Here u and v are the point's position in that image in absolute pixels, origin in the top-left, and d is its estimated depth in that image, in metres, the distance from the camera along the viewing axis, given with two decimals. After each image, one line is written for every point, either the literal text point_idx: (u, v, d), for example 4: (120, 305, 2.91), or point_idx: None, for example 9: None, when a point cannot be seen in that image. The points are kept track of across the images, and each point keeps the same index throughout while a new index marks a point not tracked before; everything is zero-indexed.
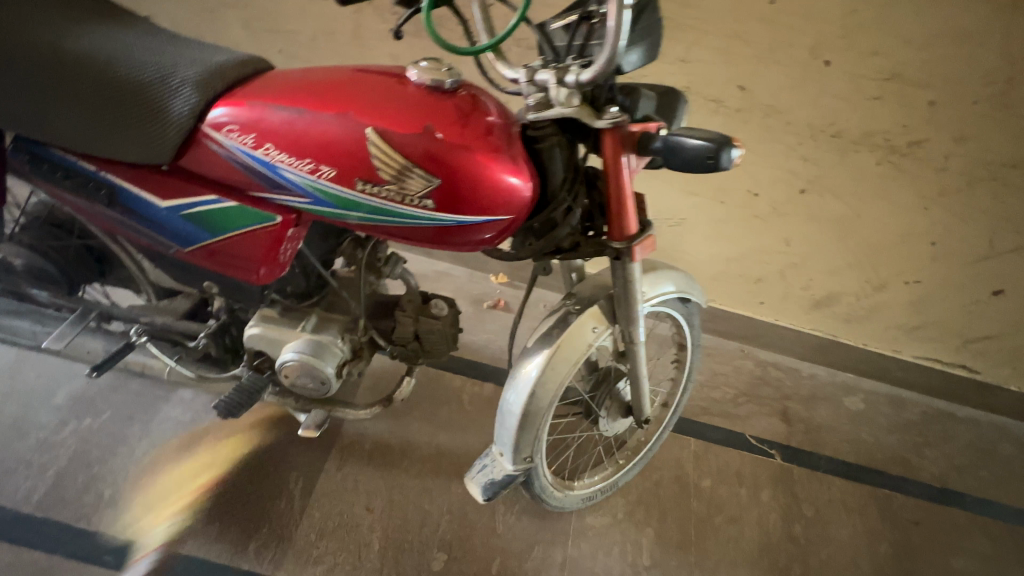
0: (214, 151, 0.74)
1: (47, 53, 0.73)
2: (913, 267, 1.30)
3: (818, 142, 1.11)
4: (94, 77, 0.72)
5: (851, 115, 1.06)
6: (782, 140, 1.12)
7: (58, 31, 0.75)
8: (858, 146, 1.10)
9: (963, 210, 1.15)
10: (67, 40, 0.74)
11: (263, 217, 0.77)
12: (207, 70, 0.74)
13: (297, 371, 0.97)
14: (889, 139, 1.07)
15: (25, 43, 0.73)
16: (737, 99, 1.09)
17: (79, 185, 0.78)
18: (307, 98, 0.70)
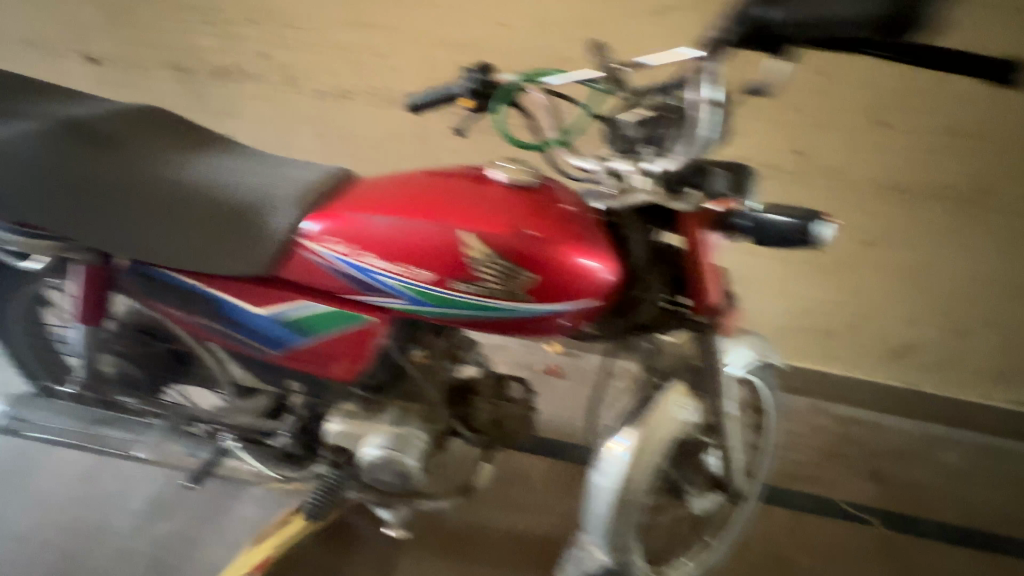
0: (309, 259, 0.77)
1: (163, 183, 0.80)
2: (994, 309, 1.26)
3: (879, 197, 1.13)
4: (205, 201, 0.79)
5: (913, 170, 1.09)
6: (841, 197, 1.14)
7: (172, 163, 0.82)
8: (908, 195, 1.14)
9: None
10: (178, 169, 0.81)
11: (354, 317, 0.80)
12: (305, 187, 0.80)
13: (379, 467, 0.97)
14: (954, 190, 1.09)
15: (142, 175, 0.80)
16: (791, 163, 1.13)
17: (185, 300, 0.83)
18: (404, 207, 0.75)
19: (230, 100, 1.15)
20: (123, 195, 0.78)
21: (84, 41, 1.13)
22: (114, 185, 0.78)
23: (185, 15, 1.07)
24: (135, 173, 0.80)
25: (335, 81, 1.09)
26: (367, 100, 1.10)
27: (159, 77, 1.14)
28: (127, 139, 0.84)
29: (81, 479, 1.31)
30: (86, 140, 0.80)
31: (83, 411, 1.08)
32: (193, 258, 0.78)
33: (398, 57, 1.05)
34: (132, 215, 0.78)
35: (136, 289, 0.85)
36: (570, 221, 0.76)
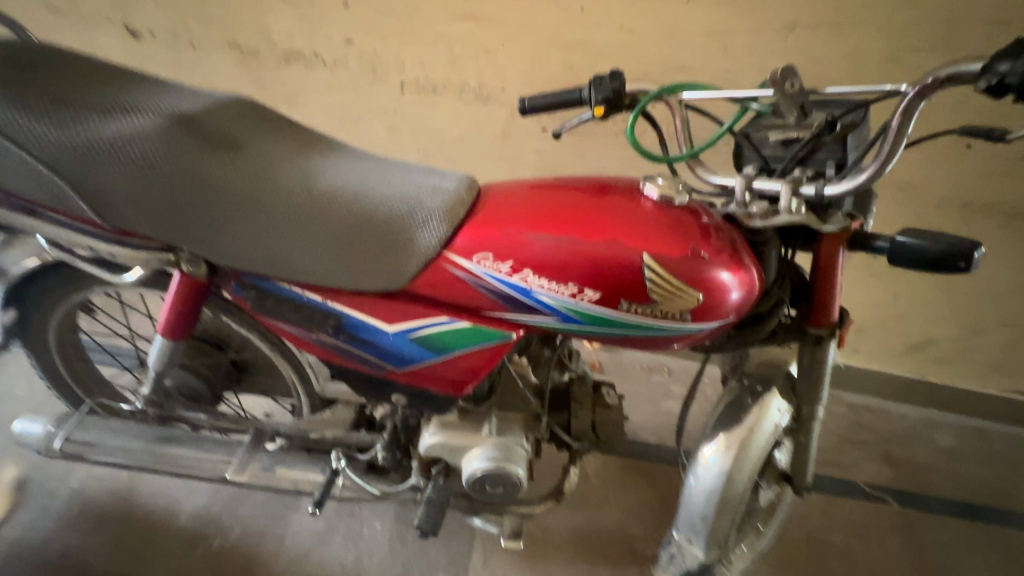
0: (457, 276, 0.73)
1: (291, 190, 0.73)
2: (1010, 310, 1.40)
3: (947, 211, 1.19)
4: (341, 211, 0.72)
5: (981, 188, 1.15)
6: (908, 209, 1.20)
7: (296, 168, 0.76)
8: (982, 213, 1.18)
9: None
10: (302, 173, 0.75)
11: (496, 334, 0.77)
12: (446, 197, 0.75)
13: (485, 478, 0.95)
14: (1013, 207, 1.16)
15: (266, 180, 0.73)
16: None
17: (306, 317, 0.76)
18: (562, 222, 0.71)
19: (305, 88, 1.12)
20: (243, 199, 0.71)
21: (164, 25, 1.11)
22: (234, 188, 0.71)
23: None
24: (256, 175, 0.72)
25: (423, 73, 1.06)
26: (457, 94, 1.08)
27: (235, 64, 1.12)
28: (239, 138, 0.76)
29: (117, 496, 1.20)
30: (198, 137, 0.72)
31: (143, 430, 0.98)
32: (326, 271, 0.72)
33: (500, 52, 1.03)
34: (257, 226, 0.71)
35: (246, 304, 0.77)
36: (722, 240, 0.77)
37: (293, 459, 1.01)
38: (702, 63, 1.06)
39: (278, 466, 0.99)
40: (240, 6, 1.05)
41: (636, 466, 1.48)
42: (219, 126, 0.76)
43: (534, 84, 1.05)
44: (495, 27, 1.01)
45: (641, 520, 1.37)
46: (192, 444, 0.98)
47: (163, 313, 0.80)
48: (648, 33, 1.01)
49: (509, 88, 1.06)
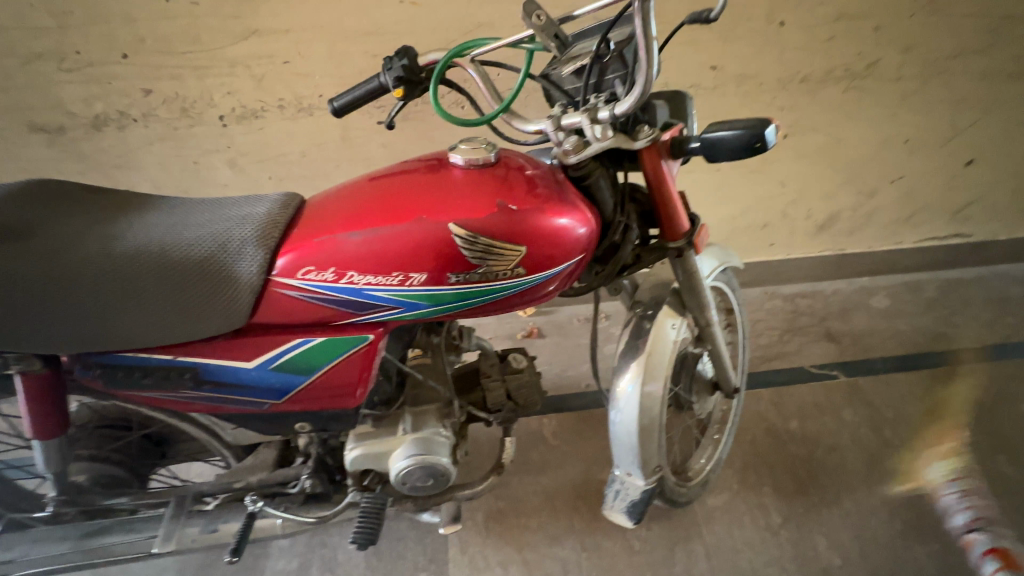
0: (290, 297, 0.72)
1: (92, 259, 0.70)
2: (877, 157, 1.54)
3: (790, 89, 1.34)
4: (150, 267, 0.71)
5: (813, 60, 1.31)
6: (737, 95, 1.31)
7: (99, 237, 0.73)
8: (822, 83, 1.35)
9: (894, 99, 1.43)
10: (105, 241, 0.73)
11: (353, 341, 0.77)
12: (257, 223, 0.74)
13: (412, 473, 0.95)
14: (849, 68, 1.34)
15: (64, 257, 0.70)
16: (712, 77, 1.28)
17: (161, 378, 0.75)
18: (373, 215, 0.71)
19: (128, 148, 1.12)
20: (39, 284, 0.68)
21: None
22: (27, 276, 0.68)
23: (54, 71, 1.02)
24: (50, 256, 0.70)
25: (236, 101, 1.08)
26: (278, 112, 1.11)
27: (45, 145, 1.10)
28: (34, 224, 0.74)
29: None
30: None
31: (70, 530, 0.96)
32: (150, 330, 0.71)
33: (301, 60, 1.06)
34: (67, 306, 0.68)
35: (98, 383, 0.76)
36: (543, 185, 0.77)
37: (229, 512, 1.00)
38: (499, 20, 1.10)
39: (218, 523, 0.99)
40: (24, 87, 1.03)
41: (589, 416, 1.52)
42: (6, 219, 0.73)
43: (347, 82, 1.09)
44: (288, 37, 1.04)
45: (604, 465, 1.41)
46: (123, 528, 0.98)
47: (30, 413, 0.76)
48: (431, 2, 1.04)
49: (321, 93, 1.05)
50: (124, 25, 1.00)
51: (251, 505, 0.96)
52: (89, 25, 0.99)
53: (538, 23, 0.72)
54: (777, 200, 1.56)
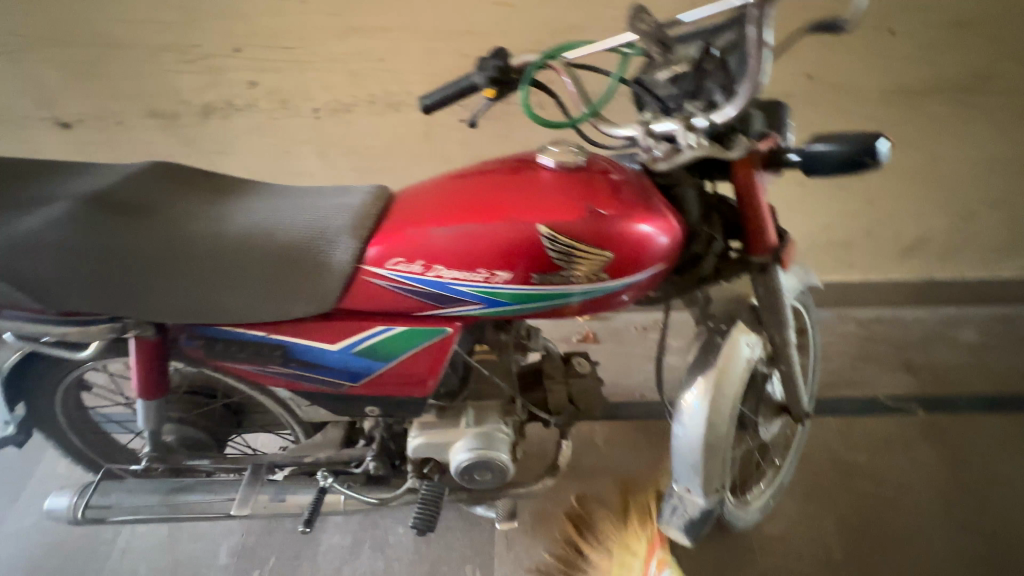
0: (377, 286, 0.76)
1: (207, 239, 0.75)
2: (980, 178, 1.42)
3: (888, 102, 1.27)
4: (257, 249, 0.75)
5: (916, 71, 1.23)
6: (827, 106, 1.25)
7: (212, 218, 0.79)
8: (923, 96, 1.26)
9: (1006, 116, 1.31)
10: (217, 222, 0.78)
11: (431, 333, 0.79)
12: (353, 213, 0.78)
13: (472, 467, 0.98)
14: (957, 81, 1.24)
15: (183, 235, 0.75)
16: (803, 86, 1.22)
17: (255, 353, 0.80)
18: (463, 211, 0.72)
19: (230, 135, 1.20)
20: (160, 258, 0.73)
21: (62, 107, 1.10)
22: (149, 251, 0.73)
23: (176, 62, 1.11)
24: (171, 234, 0.75)
25: (331, 95, 1.14)
26: (367, 107, 1.16)
27: (159, 129, 1.20)
28: (155, 203, 0.80)
29: (160, 549, 1.30)
30: (114, 211, 0.76)
31: (157, 484, 1.04)
32: (247, 307, 0.75)
33: (393, 58, 1.10)
34: (182, 281, 0.73)
35: (200, 352, 0.82)
36: (630, 191, 0.76)
37: (296, 485, 1.05)
38: (588, 23, 1.10)
39: (285, 494, 1.04)
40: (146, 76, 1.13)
41: (643, 428, 1.49)
42: (132, 197, 0.79)
43: (434, 80, 1.12)
44: (382, 34, 1.08)
45: (656, 478, 1.38)
46: (204, 488, 1.05)
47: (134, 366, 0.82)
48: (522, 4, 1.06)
49: None
50: (239, 20, 1.07)
51: (321, 480, 1.01)
52: (209, 19, 1.07)
53: (644, 27, 0.70)
54: (861, 218, 1.48)
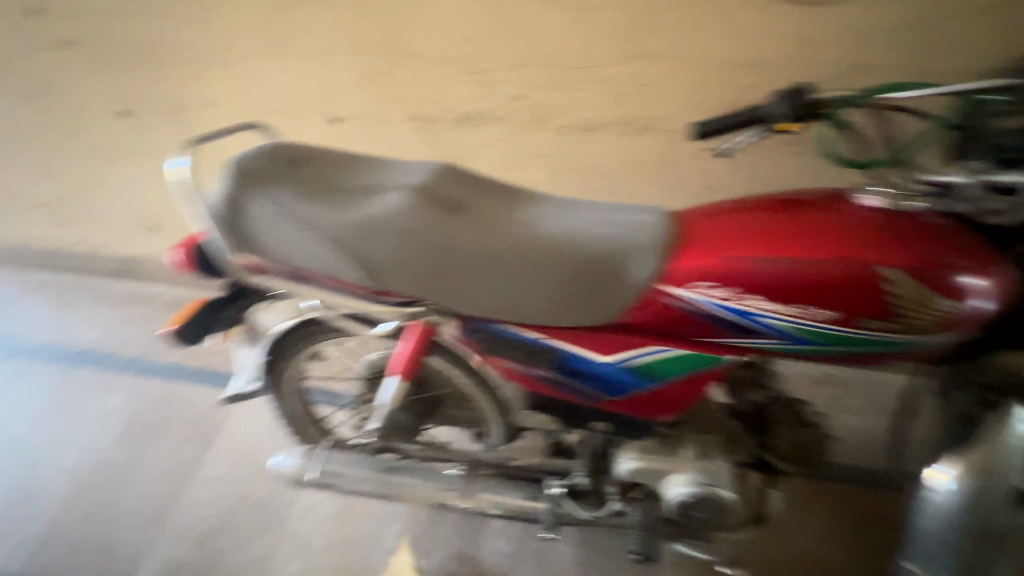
0: (671, 306, 0.75)
1: (522, 241, 0.78)
2: None
3: None
4: (568, 257, 0.77)
5: None
6: None
7: (518, 221, 0.81)
8: None
9: None
10: (523, 225, 0.80)
11: (713, 360, 0.78)
12: (660, 232, 0.77)
13: (693, 501, 0.95)
14: None
15: (499, 235, 0.78)
16: None
17: (532, 353, 0.83)
18: (786, 244, 0.72)
19: (471, 143, 1.16)
20: (485, 254, 0.77)
21: (333, 105, 1.16)
22: (475, 247, 0.77)
23: (447, 70, 1.04)
24: (489, 232, 0.78)
25: (587, 114, 1.06)
26: (617, 129, 1.07)
27: (402, 128, 1.16)
28: (462, 199, 0.82)
29: (334, 520, 1.37)
30: (436, 204, 0.79)
31: (370, 461, 1.10)
32: (551, 311, 0.78)
33: None
34: (499, 278, 0.77)
35: (476, 345, 0.85)
36: (960, 241, 0.71)
37: (497, 485, 1.05)
38: None
39: (483, 492, 1.05)
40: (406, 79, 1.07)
41: None
42: (444, 192, 0.82)
43: None
44: (671, 61, 0.96)
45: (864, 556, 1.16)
46: (410, 472, 1.09)
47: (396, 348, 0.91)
48: None
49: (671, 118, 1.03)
50: (528, 40, 0.98)
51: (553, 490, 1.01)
52: (493, 31, 0.98)
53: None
54: None
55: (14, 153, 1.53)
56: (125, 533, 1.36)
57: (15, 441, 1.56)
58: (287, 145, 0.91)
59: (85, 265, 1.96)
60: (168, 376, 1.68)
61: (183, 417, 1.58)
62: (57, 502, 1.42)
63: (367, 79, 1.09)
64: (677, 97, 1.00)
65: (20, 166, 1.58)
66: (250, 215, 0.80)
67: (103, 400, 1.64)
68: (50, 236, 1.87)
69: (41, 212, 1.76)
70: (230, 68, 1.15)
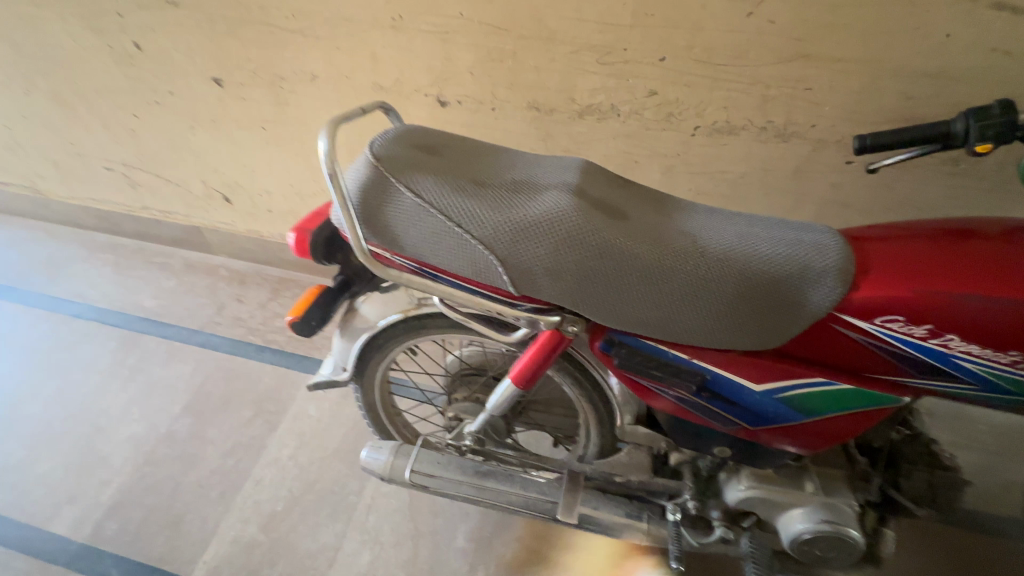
0: (849, 339, 0.69)
1: (685, 253, 0.71)
2: None
3: None
4: (737, 274, 0.70)
5: None
6: None
7: (677, 230, 0.74)
8: None
9: None
10: (685, 236, 0.73)
11: (885, 399, 0.72)
12: (840, 255, 0.70)
13: (813, 537, 0.89)
14: None
15: (661, 244, 0.71)
16: None
17: (676, 374, 0.76)
18: (997, 280, 0.64)
19: (589, 136, 1.09)
20: (646, 264, 0.70)
21: (445, 86, 1.09)
22: (636, 256, 0.70)
23: (583, 59, 0.97)
24: (650, 241, 0.71)
25: (726, 115, 0.99)
26: (755, 134, 1.00)
27: (517, 116, 1.10)
28: (617, 204, 0.76)
29: (402, 513, 1.34)
30: (594, 208, 0.73)
31: (463, 463, 1.05)
32: (710, 333, 0.72)
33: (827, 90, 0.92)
34: (660, 292, 0.70)
35: (613, 360, 0.79)
36: None
37: (598, 500, 1.01)
38: None
39: (583, 505, 1.01)
40: (534, 64, 1.00)
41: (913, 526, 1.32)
42: (599, 195, 0.76)
43: None
44: (836, 65, 0.88)
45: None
46: (506, 478, 1.04)
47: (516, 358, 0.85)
48: None
49: (822, 123, 0.95)
50: (685, 32, 0.90)
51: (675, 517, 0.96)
52: (647, 21, 0.90)
53: None
54: None
55: (90, 113, 1.48)
56: (195, 507, 1.35)
57: (79, 406, 1.55)
58: (418, 129, 0.83)
59: (149, 230, 1.94)
60: (232, 350, 1.68)
61: (248, 394, 1.57)
62: (125, 472, 1.41)
63: (491, 62, 1.02)
64: (835, 102, 0.92)
65: (96, 127, 1.54)
66: (391, 204, 0.73)
67: (169, 369, 1.63)
68: (113, 199, 1.84)
69: (108, 174, 1.72)
70: (341, 40, 1.08)
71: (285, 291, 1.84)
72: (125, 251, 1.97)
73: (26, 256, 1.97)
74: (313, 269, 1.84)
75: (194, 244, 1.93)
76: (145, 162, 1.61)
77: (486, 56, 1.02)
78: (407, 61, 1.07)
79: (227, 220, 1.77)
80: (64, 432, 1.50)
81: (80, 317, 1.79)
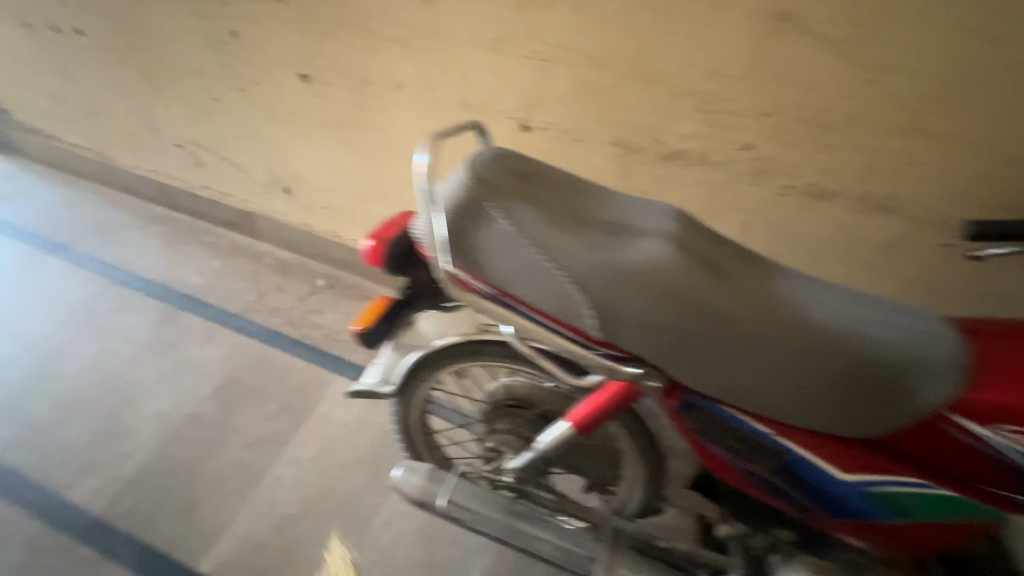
0: (960, 441, 0.64)
1: (788, 324, 0.67)
2: None
3: None
4: (841, 356, 0.66)
5: None
6: None
7: (778, 297, 0.70)
8: None
9: None
10: (787, 306, 0.69)
11: (989, 514, 0.66)
12: (957, 353, 0.65)
13: None
14: None
15: (762, 312, 0.67)
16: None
17: (754, 446, 0.72)
18: None
19: (671, 181, 1.06)
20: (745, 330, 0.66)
21: (532, 111, 1.08)
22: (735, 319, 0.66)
23: (682, 104, 0.95)
24: (751, 306, 0.68)
25: (821, 180, 0.95)
26: (849, 202, 0.96)
27: (600, 150, 1.08)
28: (716, 259, 0.72)
29: (417, 536, 1.29)
30: (695, 263, 0.69)
31: (500, 502, 1.00)
32: (802, 413, 0.67)
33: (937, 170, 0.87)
34: (755, 361, 0.66)
35: (688, 420, 0.75)
36: None
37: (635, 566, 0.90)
38: None
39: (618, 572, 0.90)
40: (629, 102, 0.98)
41: None
42: (700, 249, 0.72)
43: None
44: (952, 146, 0.84)
45: None
46: (541, 523, 0.99)
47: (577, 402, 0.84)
48: None
49: (925, 202, 0.91)
50: (796, 91, 0.87)
51: None
52: (757, 76, 0.88)
53: None
54: None
55: (173, 92, 1.52)
56: (210, 497, 1.32)
57: (113, 375, 1.55)
58: (512, 154, 0.81)
59: (204, 210, 1.96)
60: (266, 340, 1.67)
61: (277, 387, 1.55)
62: (147, 449, 1.40)
63: (586, 94, 1.00)
64: (944, 181, 0.88)
65: (175, 105, 1.57)
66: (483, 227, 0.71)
67: (203, 350, 1.63)
68: (176, 175, 1.87)
69: (177, 151, 1.76)
70: (436, 54, 1.07)
71: (326, 287, 1.83)
72: (177, 226, 2.00)
73: (83, 218, 2.01)
74: (358, 269, 1.83)
75: (244, 228, 1.95)
76: (215, 144, 1.64)
77: (581, 88, 1.00)
78: (499, 81, 1.06)
79: (283, 211, 1.79)
80: (95, 399, 1.50)
81: (126, 285, 1.81)
